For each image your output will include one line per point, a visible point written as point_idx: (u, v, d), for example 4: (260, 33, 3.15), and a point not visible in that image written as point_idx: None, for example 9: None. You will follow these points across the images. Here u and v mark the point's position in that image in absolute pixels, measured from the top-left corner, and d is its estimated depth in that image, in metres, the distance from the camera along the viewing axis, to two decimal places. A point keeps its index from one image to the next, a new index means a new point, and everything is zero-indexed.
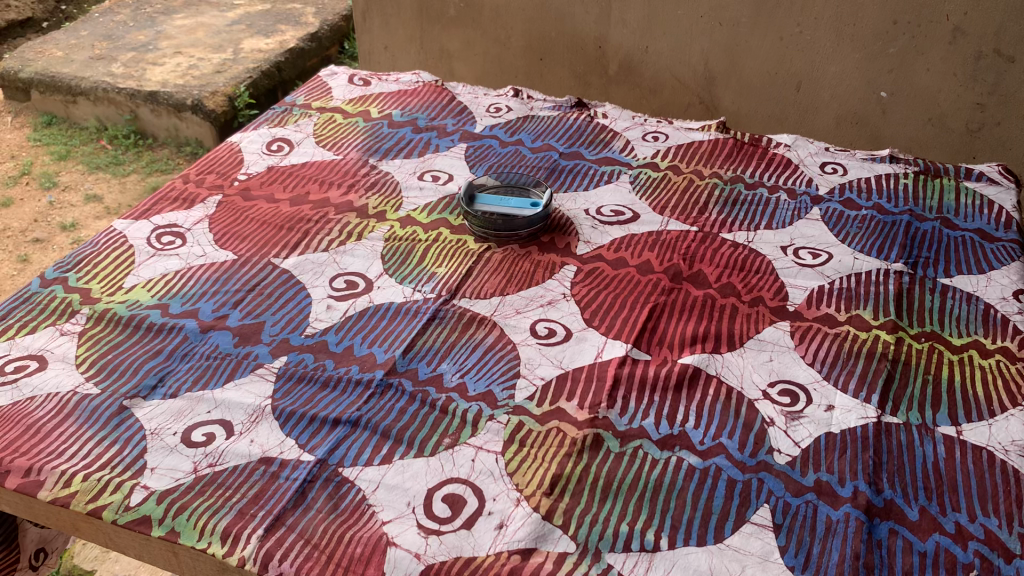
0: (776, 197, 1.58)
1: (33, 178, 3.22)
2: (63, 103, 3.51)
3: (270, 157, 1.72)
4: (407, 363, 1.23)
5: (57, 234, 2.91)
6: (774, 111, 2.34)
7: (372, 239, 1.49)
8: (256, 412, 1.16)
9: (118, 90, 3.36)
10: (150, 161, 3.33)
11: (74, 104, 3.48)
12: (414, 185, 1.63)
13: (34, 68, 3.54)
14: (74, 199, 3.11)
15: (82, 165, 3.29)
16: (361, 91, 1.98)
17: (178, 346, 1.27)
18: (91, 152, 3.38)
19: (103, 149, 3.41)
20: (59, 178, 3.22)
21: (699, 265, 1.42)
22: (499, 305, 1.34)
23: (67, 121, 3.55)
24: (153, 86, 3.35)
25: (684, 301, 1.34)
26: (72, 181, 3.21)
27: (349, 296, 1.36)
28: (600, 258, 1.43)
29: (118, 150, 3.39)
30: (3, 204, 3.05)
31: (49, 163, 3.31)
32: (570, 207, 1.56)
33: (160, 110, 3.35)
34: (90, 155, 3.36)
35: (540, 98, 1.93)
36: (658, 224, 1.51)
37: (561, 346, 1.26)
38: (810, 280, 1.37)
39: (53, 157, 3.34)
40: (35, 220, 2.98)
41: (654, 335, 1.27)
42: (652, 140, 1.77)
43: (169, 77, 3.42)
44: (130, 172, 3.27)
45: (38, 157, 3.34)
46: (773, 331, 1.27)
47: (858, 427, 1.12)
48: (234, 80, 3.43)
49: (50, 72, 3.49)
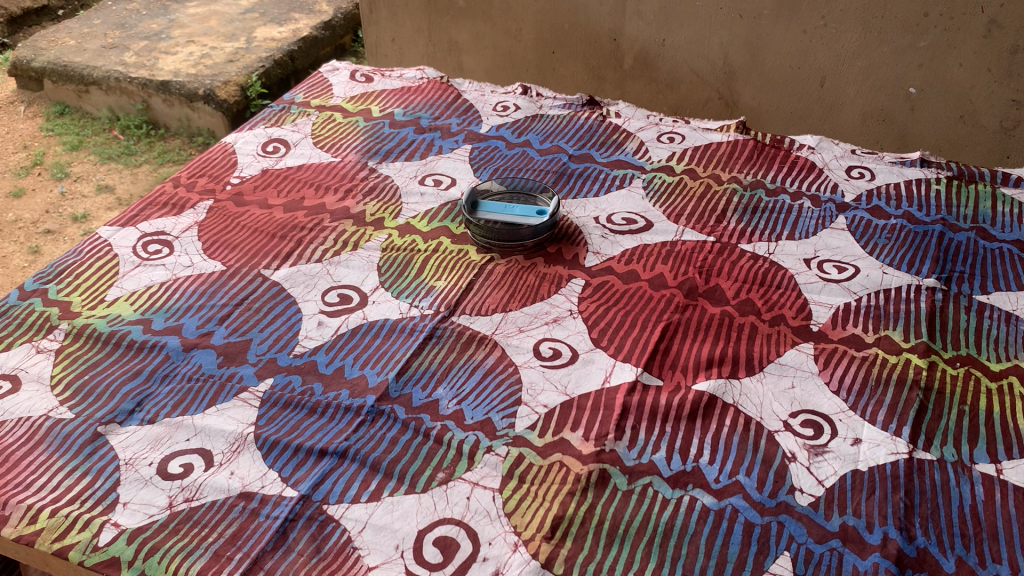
0: (799, 204, 1.48)
1: (45, 168, 3.16)
2: (75, 93, 3.44)
3: (265, 159, 1.64)
4: (401, 388, 1.15)
5: (68, 225, 2.84)
6: (796, 107, 2.23)
7: (368, 249, 1.40)
8: (238, 441, 1.09)
9: (130, 79, 3.28)
10: (162, 152, 3.25)
11: (87, 94, 3.42)
12: (414, 190, 1.54)
13: (45, 57, 3.48)
14: (86, 190, 3.04)
15: (94, 156, 3.22)
16: (363, 88, 1.89)
17: (158, 367, 1.20)
18: (103, 142, 3.31)
19: (115, 140, 3.33)
20: (71, 169, 3.15)
21: (716, 279, 1.32)
22: (500, 323, 1.25)
23: (79, 112, 3.48)
24: (165, 75, 3.27)
25: (700, 320, 1.25)
26: (83, 172, 3.14)
27: (341, 312, 1.28)
28: (610, 271, 1.34)
29: (130, 140, 3.32)
30: (14, 195, 2.99)
31: (61, 154, 3.24)
32: (579, 214, 1.47)
33: (172, 100, 3.27)
34: (102, 145, 3.28)
35: (550, 96, 1.84)
36: (672, 234, 1.42)
37: (566, 370, 1.17)
38: (835, 296, 1.28)
39: (65, 148, 3.27)
40: (47, 212, 2.91)
41: (667, 358, 1.18)
42: (668, 141, 1.67)
43: (180, 66, 3.34)
44: (141, 163, 3.20)
45: (50, 147, 3.27)
46: (795, 354, 1.18)
47: (888, 464, 1.03)
48: (245, 70, 3.35)
49: (62, 61, 3.42)
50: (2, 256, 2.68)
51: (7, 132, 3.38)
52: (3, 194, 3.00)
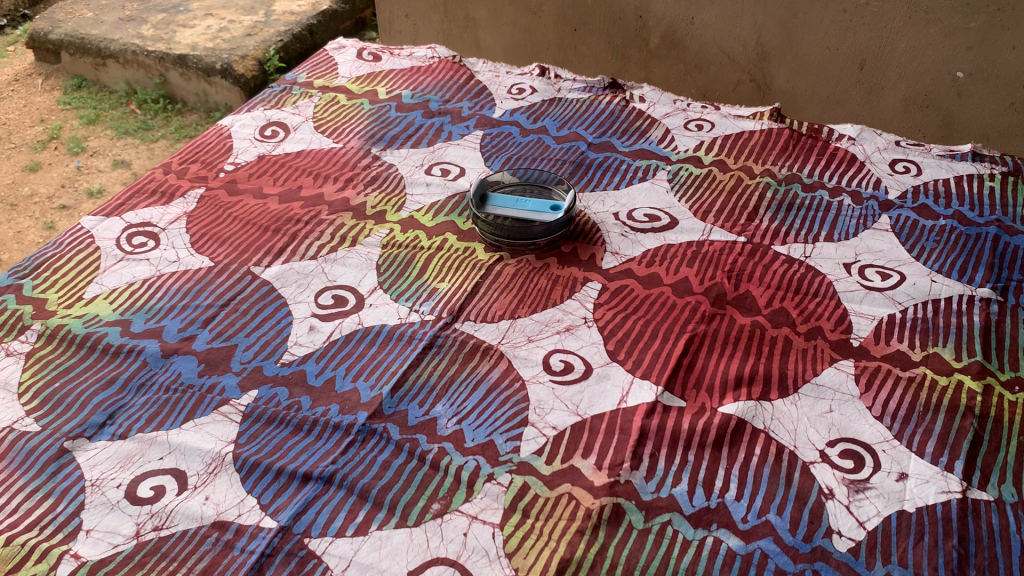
0: (838, 201, 1.36)
1: (62, 142, 3.06)
2: (93, 66, 3.34)
3: (262, 144, 1.54)
4: (396, 404, 1.04)
5: (84, 201, 2.75)
6: (834, 91, 2.09)
7: (367, 245, 1.30)
8: (215, 462, 0.99)
9: (147, 53, 3.18)
10: (179, 126, 3.14)
11: (105, 67, 3.31)
12: (419, 180, 1.43)
13: (63, 29, 3.39)
14: (102, 164, 2.94)
15: (110, 130, 3.12)
16: (370, 67, 1.78)
17: (134, 375, 1.10)
18: (120, 116, 3.20)
19: (132, 114, 3.23)
20: (87, 143, 3.05)
21: (746, 285, 1.20)
22: (508, 331, 1.14)
23: (97, 85, 3.37)
24: (183, 49, 3.16)
25: (728, 332, 1.13)
26: (100, 146, 3.05)
27: (335, 315, 1.18)
28: (629, 274, 1.23)
29: (147, 115, 3.21)
30: (30, 169, 2.90)
31: (78, 128, 3.15)
32: (597, 210, 1.36)
33: (190, 74, 3.16)
34: (119, 119, 3.18)
35: (569, 78, 1.71)
36: (698, 232, 1.30)
37: (578, 386, 1.06)
38: (878, 307, 1.16)
39: (82, 122, 3.17)
40: (62, 186, 2.81)
41: (691, 375, 1.07)
42: (696, 129, 1.54)
43: (198, 40, 3.23)
44: (158, 138, 3.09)
45: (67, 121, 3.17)
46: (834, 373, 1.06)
47: (939, 505, 0.91)
48: (263, 43, 3.24)
49: (79, 33, 3.32)
50: (17, 231, 2.60)
51: (24, 105, 3.29)
52: (19, 168, 2.91)
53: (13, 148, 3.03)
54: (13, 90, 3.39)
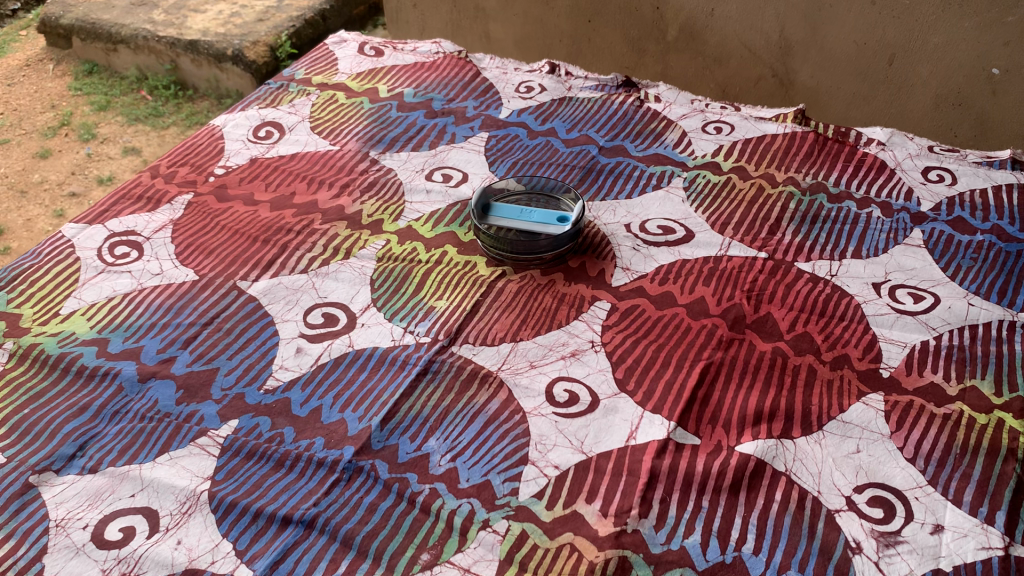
0: (866, 213, 1.27)
1: (73, 128, 2.98)
2: (104, 52, 3.26)
3: (255, 146, 1.46)
4: (385, 438, 0.97)
5: (94, 188, 2.66)
6: (860, 88, 1.99)
7: (362, 258, 1.22)
8: (189, 501, 0.91)
9: (158, 39, 3.10)
10: (190, 113, 3.05)
11: (116, 53, 3.23)
12: (419, 187, 1.35)
13: (74, 14, 3.32)
14: (112, 151, 2.86)
15: (121, 116, 3.04)
16: (371, 63, 1.70)
17: (108, 401, 1.03)
18: (131, 103, 3.12)
19: (143, 100, 3.14)
20: (98, 130, 2.97)
21: (766, 306, 1.12)
22: (509, 356, 1.06)
23: (108, 70, 3.28)
24: (194, 35, 3.07)
25: (747, 360, 1.05)
26: (111, 133, 2.96)
27: (324, 336, 1.10)
28: (640, 293, 1.14)
29: (158, 101, 3.12)
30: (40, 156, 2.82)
31: (89, 114, 3.06)
32: (608, 220, 1.27)
33: (201, 60, 3.07)
34: (130, 106, 3.09)
35: (580, 75, 1.62)
36: (716, 247, 1.21)
37: (583, 420, 0.98)
38: (909, 333, 1.07)
39: (93, 108, 3.09)
40: (72, 173, 2.73)
41: (706, 408, 0.99)
42: (714, 132, 1.45)
43: (210, 25, 3.14)
44: (169, 125, 3.01)
45: (78, 107, 3.09)
46: (862, 409, 0.98)
47: (979, 563, 0.82)
48: (275, 29, 3.15)
49: (90, 18, 3.24)
50: (27, 219, 2.52)
51: (36, 90, 3.22)
52: (30, 154, 2.83)
53: (23, 135, 2.95)
54: (24, 75, 3.31)
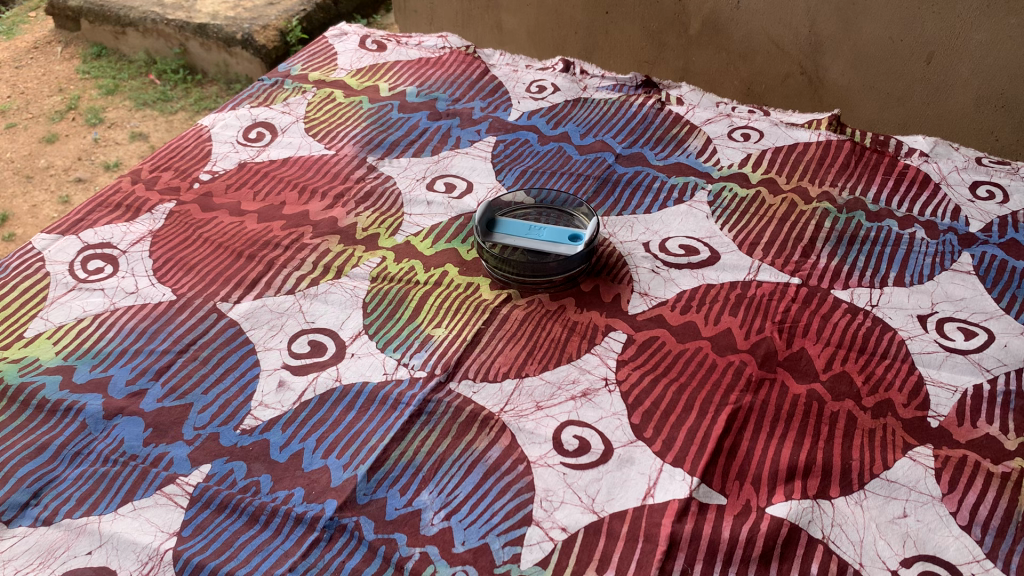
0: (908, 234, 1.15)
1: (80, 113, 2.85)
2: (113, 34, 3.13)
3: (245, 149, 1.35)
4: (372, 491, 0.86)
5: (100, 174, 2.55)
6: (895, 87, 1.86)
7: (354, 277, 1.11)
8: (151, 561, 0.81)
9: (166, 21, 2.97)
10: (199, 98, 2.93)
11: (124, 36, 3.10)
12: (420, 198, 1.24)
13: None
14: (120, 137, 2.74)
15: (129, 101, 2.91)
16: (373, 58, 1.59)
17: (69, 441, 0.93)
18: (139, 87, 2.98)
19: (151, 84, 3.00)
20: (105, 114, 2.84)
21: (800, 341, 1.01)
22: (513, 395, 0.96)
23: (116, 54, 3.15)
24: (203, 18, 2.95)
25: (778, 404, 0.94)
26: (118, 117, 2.83)
27: (310, 368, 1.00)
28: (660, 323, 1.03)
29: (166, 86, 2.99)
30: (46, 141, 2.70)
31: (97, 98, 2.93)
32: (624, 237, 1.16)
33: (210, 44, 2.95)
34: (138, 90, 2.96)
35: (596, 74, 1.51)
36: (743, 270, 1.10)
37: (595, 472, 0.87)
38: (960, 375, 0.96)
39: (100, 92, 2.96)
40: (79, 159, 2.61)
41: (732, 462, 0.88)
42: (741, 139, 1.34)
43: (219, 8, 3.02)
44: (178, 110, 2.88)
45: (86, 91, 2.96)
46: (909, 466, 0.87)
47: None
48: (285, 14, 3.03)
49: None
50: (33, 205, 2.41)
51: (43, 73, 3.08)
52: (36, 139, 2.71)
53: (30, 118, 2.82)
54: (31, 58, 3.18)
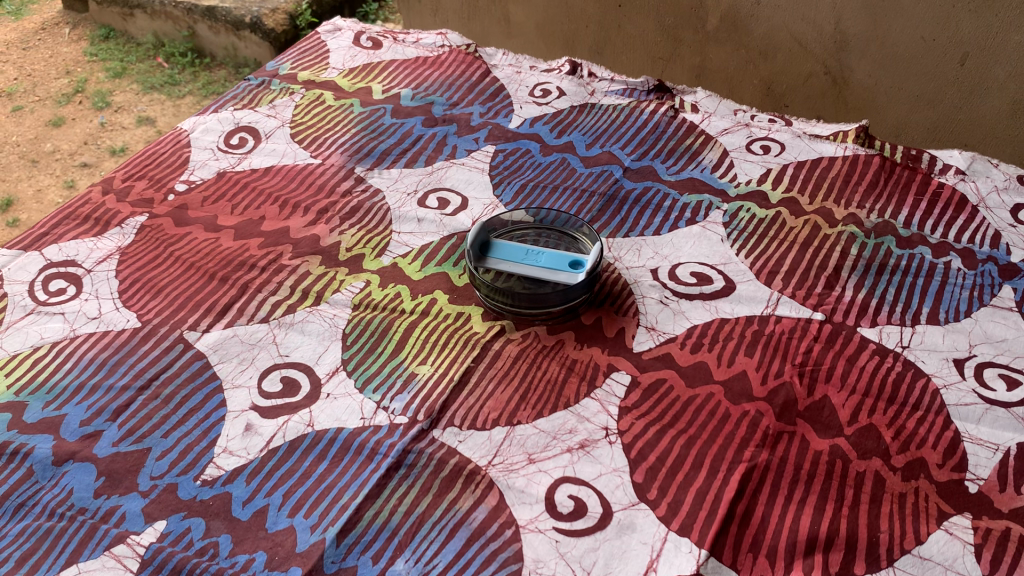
0: (943, 263, 1.05)
1: (86, 96, 2.67)
2: (120, 17, 2.97)
3: (225, 157, 1.27)
4: (343, 559, 0.77)
5: (106, 159, 2.38)
6: (926, 89, 1.75)
7: (334, 304, 1.02)
8: None
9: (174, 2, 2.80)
10: (206, 82, 2.75)
11: (131, 18, 2.94)
12: (410, 214, 1.15)
13: None
14: (126, 121, 2.56)
15: (136, 84, 2.73)
16: (366, 57, 1.50)
17: (15, 490, 0.85)
18: (147, 70, 2.80)
19: (159, 68, 2.83)
20: (113, 98, 2.66)
21: (822, 387, 0.91)
22: (503, 446, 0.86)
23: (124, 36, 2.99)
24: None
25: (796, 463, 0.84)
26: (125, 101, 2.65)
27: (280, 410, 0.91)
28: (668, 363, 0.94)
29: (174, 69, 2.81)
30: (53, 123, 2.53)
31: (104, 81, 2.75)
32: (631, 262, 1.06)
33: (218, 27, 2.77)
34: (145, 73, 2.78)
35: (605, 77, 1.41)
36: (760, 303, 1.00)
37: (591, 540, 0.78)
38: (1001, 431, 0.86)
39: (108, 74, 2.78)
40: (85, 143, 2.44)
41: (744, 531, 0.79)
42: (760, 151, 1.23)
43: None
44: (185, 94, 2.70)
45: (93, 74, 2.78)
46: (945, 541, 0.77)
47: None
48: None
49: None
50: (37, 189, 2.25)
51: (50, 55, 2.90)
52: (41, 122, 2.53)
53: (36, 101, 2.64)
54: (38, 39, 3.00)
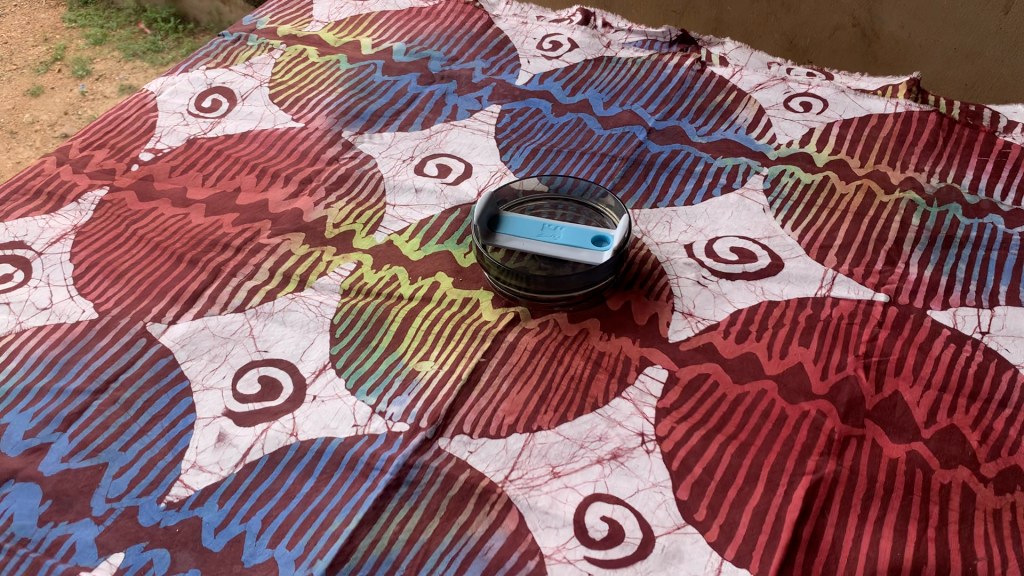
0: (1020, 234, 0.91)
1: (66, 64, 2.34)
2: None
3: (196, 121, 1.12)
4: None
5: None
6: (965, 41, 1.60)
7: (320, 289, 0.89)
8: None
9: None
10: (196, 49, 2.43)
11: None
12: (406, 183, 1.01)
13: None
14: (109, 90, 2.24)
15: (118, 51, 2.41)
16: (354, 9, 1.35)
17: None
18: (128, 37, 2.49)
19: (142, 34, 2.52)
20: (94, 66, 2.34)
21: (891, 382, 0.78)
22: (522, 457, 0.73)
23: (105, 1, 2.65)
24: None
25: (868, 475, 0.71)
26: (108, 71, 2.33)
27: (258, 416, 0.77)
28: (710, 355, 0.81)
29: (157, 36, 2.51)
30: (30, 94, 2.20)
31: (84, 49, 2.42)
32: (661, 237, 0.93)
33: None
34: (128, 40, 2.47)
35: (621, 27, 1.26)
36: (813, 283, 0.87)
37: (632, 572, 0.65)
38: None
39: (89, 42, 2.45)
40: (65, 114, 2.12)
41: (813, 559, 0.66)
42: (801, 108, 1.09)
43: None
44: (173, 62, 2.38)
45: (73, 41, 2.45)
46: None
47: None
48: None
49: None
50: (16, 163, 1.95)
51: (26, 21, 2.54)
52: (19, 92, 2.21)
53: (13, 70, 2.30)
54: (13, 4, 2.63)
